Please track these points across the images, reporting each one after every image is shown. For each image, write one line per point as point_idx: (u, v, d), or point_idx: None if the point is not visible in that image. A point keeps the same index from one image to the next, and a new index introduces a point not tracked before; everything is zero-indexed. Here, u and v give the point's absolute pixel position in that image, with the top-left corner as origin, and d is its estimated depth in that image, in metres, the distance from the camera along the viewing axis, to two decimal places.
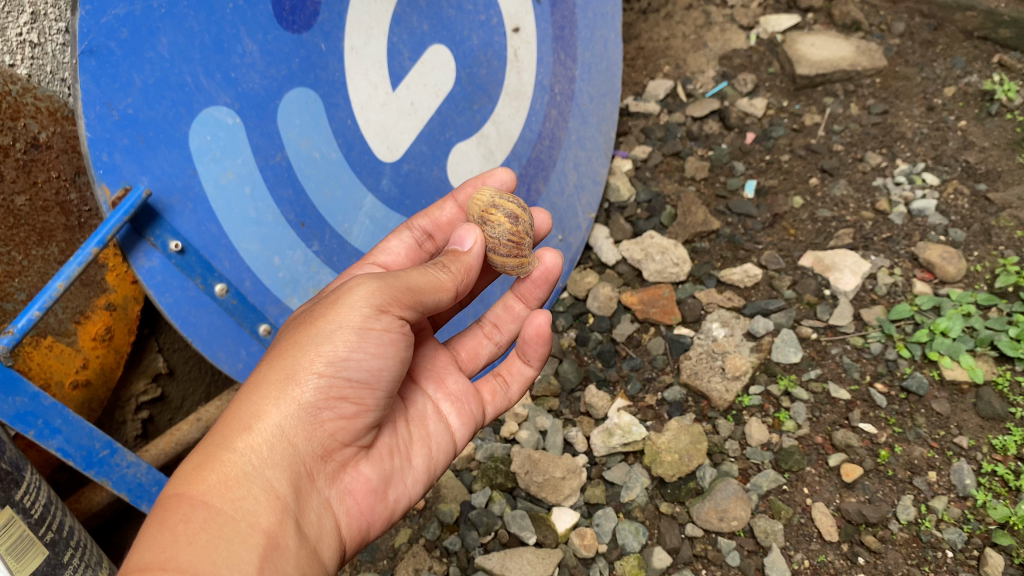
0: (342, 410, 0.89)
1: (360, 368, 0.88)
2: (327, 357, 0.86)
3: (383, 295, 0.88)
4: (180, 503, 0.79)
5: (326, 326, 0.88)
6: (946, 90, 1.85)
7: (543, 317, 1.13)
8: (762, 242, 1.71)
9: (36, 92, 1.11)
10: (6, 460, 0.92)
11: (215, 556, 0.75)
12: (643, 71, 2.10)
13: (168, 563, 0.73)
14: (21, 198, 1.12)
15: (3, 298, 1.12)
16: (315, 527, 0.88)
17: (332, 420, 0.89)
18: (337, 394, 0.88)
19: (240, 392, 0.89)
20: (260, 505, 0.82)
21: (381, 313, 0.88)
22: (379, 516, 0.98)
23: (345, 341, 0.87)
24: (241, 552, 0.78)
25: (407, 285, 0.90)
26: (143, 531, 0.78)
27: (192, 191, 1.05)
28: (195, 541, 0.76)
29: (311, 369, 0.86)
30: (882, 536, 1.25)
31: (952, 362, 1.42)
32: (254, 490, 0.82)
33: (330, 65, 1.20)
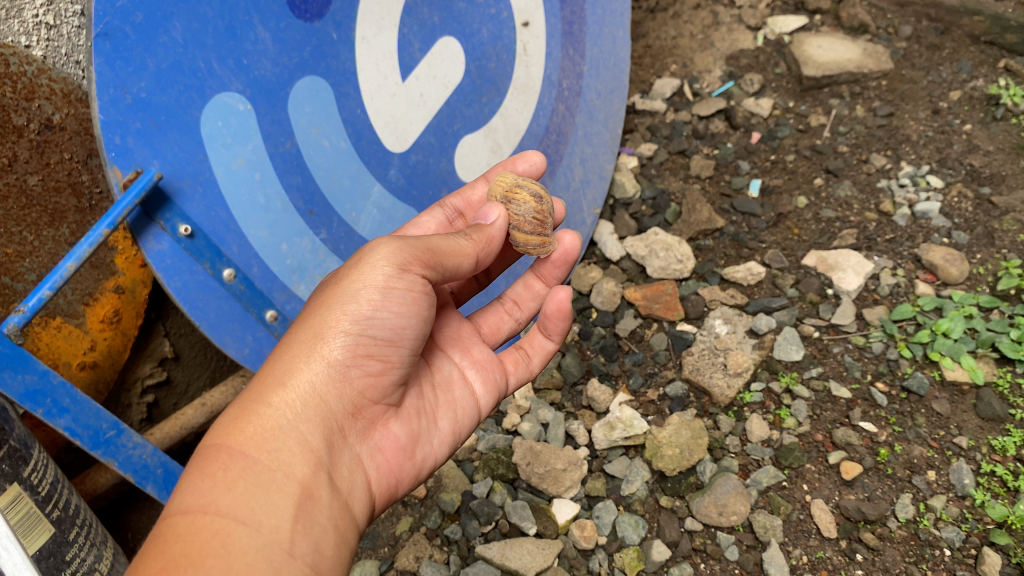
0: (370, 367, 0.90)
1: (385, 326, 0.89)
2: (353, 315, 0.88)
3: (405, 255, 0.90)
4: (219, 454, 0.81)
5: (351, 286, 0.89)
6: (952, 94, 1.86)
7: (564, 293, 1.14)
8: (765, 241, 1.72)
9: (51, 74, 1.12)
10: (15, 437, 0.94)
11: (253, 502, 0.77)
12: (651, 69, 2.11)
13: (208, 508, 0.76)
14: (34, 178, 1.13)
15: (13, 277, 1.14)
16: (349, 481, 0.89)
17: (361, 378, 0.90)
18: (365, 352, 0.89)
19: (272, 353, 0.91)
20: (295, 456, 0.83)
21: (404, 272, 0.90)
22: (407, 475, 0.98)
23: (370, 299, 0.88)
24: (278, 499, 0.79)
25: (428, 245, 0.91)
26: (184, 480, 0.80)
27: (203, 175, 1.06)
28: (233, 489, 0.78)
29: (339, 327, 0.88)
30: (881, 534, 1.26)
31: (953, 363, 1.42)
32: (290, 442, 0.83)
33: (341, 55, 1.21)
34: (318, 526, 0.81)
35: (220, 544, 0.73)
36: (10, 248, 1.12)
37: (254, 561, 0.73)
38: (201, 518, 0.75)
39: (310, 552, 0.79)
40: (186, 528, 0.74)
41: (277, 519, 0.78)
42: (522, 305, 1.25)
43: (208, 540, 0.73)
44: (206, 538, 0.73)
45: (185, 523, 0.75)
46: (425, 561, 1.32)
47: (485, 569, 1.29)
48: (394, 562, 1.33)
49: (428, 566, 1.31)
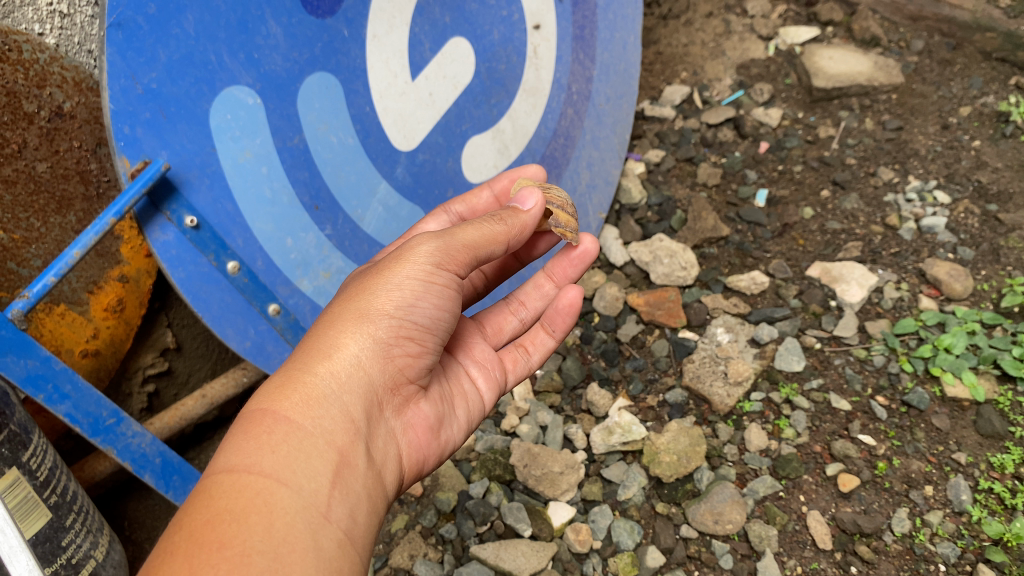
0: (409, 349, 0.89)
1: (425, 314, 0.89)
2: (398, 299, 0.87)
3: (446, 252, 0.89)
4: (262, 417, 0.78)
5: (395, 273, 0.88)
6: (962, 109, 1.85)
7: (575, 291, 1.17)
8: (770, 251, 1.72)
9: (63, 62, 1.13)
10: (15, 422, 0.95)
11: (296, 466, 0.75)
12: (661, 76, 2.11)
13: (251, 468, 0.73)
14: (43, 164, 1.14)
15: (18, 263, 1.14)
16: (383, 457, 0.87)
17: (401, 357, 0.89)
18: (407, 334, 0.88)
19: (315, 327, 0.89)
20: (338, 424, 0.80)
21: (441, 269, 0.89)
22: (432, 454, 0.98)
23: (413, 286, 0.87)
24: (320, 464, 0.77)
25: (468, 240, 0.91)
26: (227, 439, 0.77)
27: (210, 168, 1.06)
28: (277, 451, 0.75)
29: (384, 310, 0.86)
30: (876, 547, 1.26)
31: (954, 379, 1.42)
32: (333, 411, 0.81)
33: (352, 52, 1.21)
34: (355, 495, 0.79)
35: (263, 504, 0.71)
36: (17, 234, 1.13)
37: (295, 523, 0.71)
38: (245, 478, 0.72)
39: (347, 520, 0.77)
40: (230, 487, 0.72)
41: (318, 484, 0.75)
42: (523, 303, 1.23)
43: (249, 499, 0.71)
44: (249, 496, 0.71)
45: (229, 481, 0.72)
46: (419, 560, 1.32)
47: (479, 569, 1.28)
48: (388, 559, 1.33)
49: (421, 565, 1.31)
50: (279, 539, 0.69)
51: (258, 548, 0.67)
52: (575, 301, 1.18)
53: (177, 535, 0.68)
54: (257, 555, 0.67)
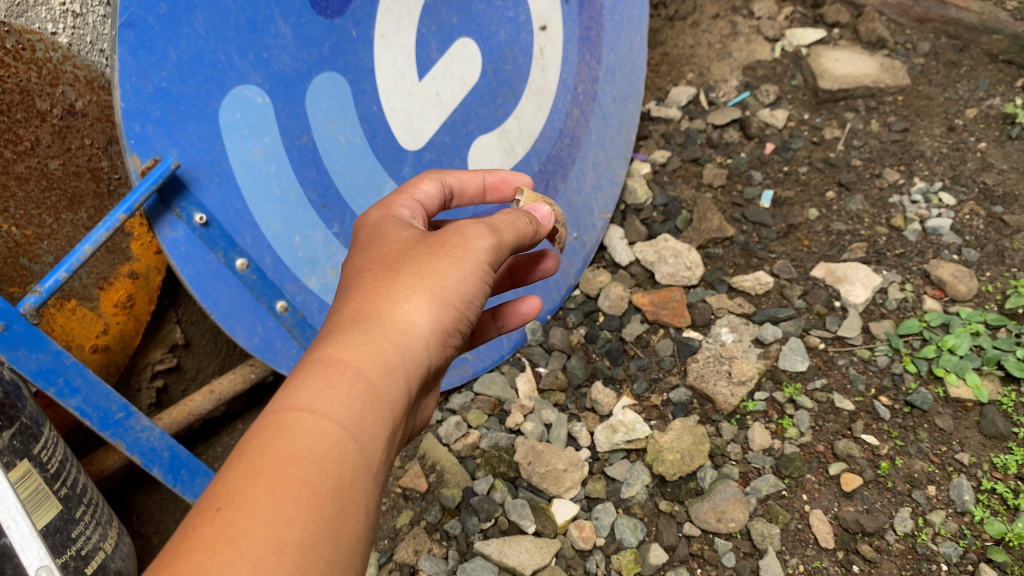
0: (456, 335, 0.85)
1: (476, 307, 0.86)
2: (468, 283, 0.83)
3: (497, 252, 0.87)
4: (332, 363, 0.71)
5: (461, 253, 0.84)
6: (968, 111, 1.86)
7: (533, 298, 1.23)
8: (775, 251, 1.73)
9: (76, 61, 1.15)
10: (27, 415, 0.96)
11: (368, 422, 0.69)
12: (667, 77, 2.12)
13: (331, 421, 0.67)
14: (55, 162, 1.15)
15: (30, 259, 1.16)
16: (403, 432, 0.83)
17: (451, 343, 0.85)
18: (462, 320, 0.85)
19: (378, 279, 0.82)
20: (405, 387, 0.76)
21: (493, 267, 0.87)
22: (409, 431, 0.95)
23: (478, 276, 0.84)
24: (385, 423, 0.72)
25: (512, 239, 0.89)
26: (295, 379, 0.70)
27: (219, 166, 1.08)
28: (353, 403, 0.69)
29: (453, 287, 0.82)
30: (878, 546, 1.27)
31: (957, 380, 1.42)
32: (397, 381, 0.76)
33: (359, 52, 1.23)
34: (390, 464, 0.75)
35: (339, 455, 0.65)
36: (29, 230, 1.15)
37: (361, 480, 0.66)
38: (319, 421, 0.66)
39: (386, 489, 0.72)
40: (302, 426, 0.65)
41: (379, 453, 0.70)
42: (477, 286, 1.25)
43: (329, 456, 0.65)
44: (327, 450, 0.65)
45: (303, 419, 0.66)
46: (423, 555, 1.33)
47: (483, 565, 1.30)
48: (393, 555, 1.34)
49: (426, 560, 1.32)
50: (348, 493, 0.65)
51: (334, 498, 0.63)
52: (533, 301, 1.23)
53: (249, 465, 0.62)
54: (329, 502, 0.62)
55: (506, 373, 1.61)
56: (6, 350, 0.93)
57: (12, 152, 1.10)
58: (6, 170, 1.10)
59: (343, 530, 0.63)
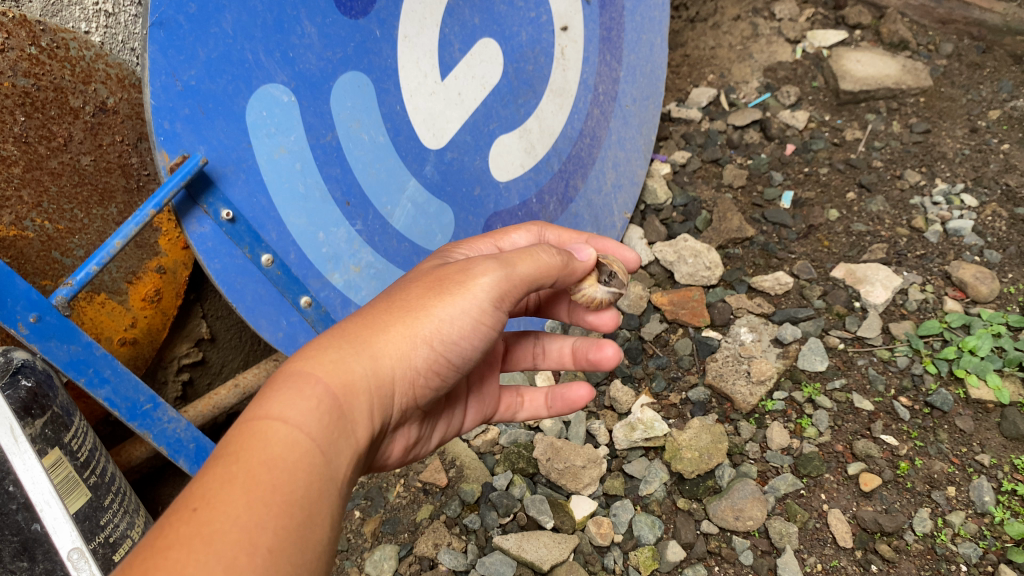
0: (429, 379, 0.85)
1: (455, 352, 0.85)
2: (446, 328, 0.82)
3: (505, 289, 0.84)
4: (311, 379, 0.72)
5: (455, 296, 0.82)
6: (991, 113, 1.85)
7: (613, 352, 1.13)
8: (795, 252, 1.73)
9: (108, 59, 1.18)
10: (57, 404, 0.99)
11: (333, 445, 0.70)
12: (687, 79, 2.13)
13: (292, 424, 0.68)
14: (87, 158, 1.18)
15: (62, 253, 1.18)
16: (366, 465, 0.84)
17: (420, 383, 0.85)
18: (436, 365, 0.84)
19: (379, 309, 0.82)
20: (364, 423, 0.76)
21: (497, 307, 0.85)
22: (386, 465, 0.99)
23: (465, 319, 0.83)
24: (347, 454, 0.72)
25: (525, 278, 0.86)
26: (270, 393, 0.71)
27: (246, 163, 1.10)
28: (324, 421, 0.70)
29: (432, 333, 0.81)
30: (897, 546, 1.26)
31: (978, 381, 1.42)
32: (365, 407, 0.77)
33: (383, 51, 1.25)
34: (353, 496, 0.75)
35: (308, 469, 0.66)
36: (61, 225, 1.17)
37: (327, 499, 0.67)
38: (296, 434, 0.67)
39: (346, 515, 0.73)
40: (281, 438, 0.66)
41: (342, 462, 0.70)
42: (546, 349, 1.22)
43: (298, 468, 0.65)
44: (298, 459, 0.65)
45: (282, 432, 0.66)
46: (443, 549, 1.34)
47: (502, 559, 1.31)
48: (413, 548, 1.36)
49: (446, 554, 1.33)
50: (315, 510, 0.65)
51: (302, 510, 0.63)
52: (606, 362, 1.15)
53: (229, 467, 0.62)
54: (298, 515, 0.62)
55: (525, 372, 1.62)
56: (38, 341, 0.96)
57: (46, 148, 1.13)
58: (40, 165, 1.13)
59: (309, 548, 0.62)
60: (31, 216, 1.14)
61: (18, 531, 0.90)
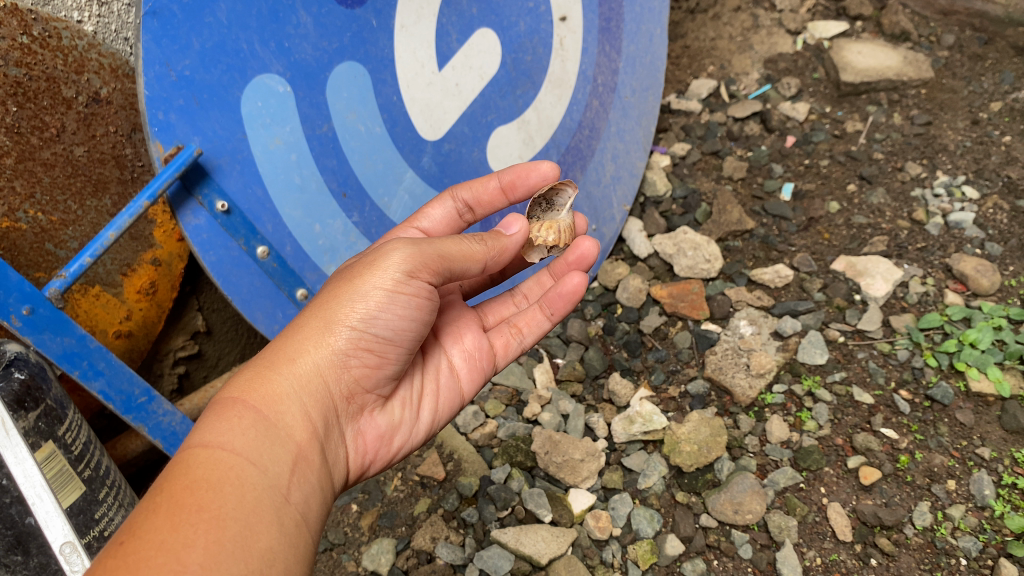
0: (367, 360, 0.93)
1: (384, 326, 0.91)
2: (361, 310, 0.89)
3: (419, 262, 0.90)
4: (233, 404, 0.83)
5: (364, 282, 0.90)
6: (992, 105, 1.84)
7: (590, 244, 1.22)
8: (796, 244, 1.72)
9: (101, 49, 1.17)
10: (51, 397, 0.98)
11: (263, 450, 0.80)
12: (688, 70, 2.12)
13: (226, 446, 0.78)
14: (80, 149, 1.17)
15: (56, 245, 1.18)
16: (335, 458, 0.92)
17: (356, 367, 0.93)
18: (367, 346, 0.92)
19: (293, 322, 0.93)
20: (297, 421, 0.85)
21: (412, 278, 0.90)
22: (381, 458, 1.03)
23: (378, 297, 0.90)
24: (282, 452, 0.82)
25: (444, 253, 0.91)
26: (201, 421, 0.83)
27: (241, 154, 1.09)
28: (247, 434, 0.80)
29: (347, 321, 0.90)
30: (897, 540, 1.25)
31: (979, 374, 1.41)
32: (293, 409, 0.86)
33: (380, 42, 1.24)
34: (310, 487, 0.83)
35: (235, 478, 0.75)
36: (55, 216, 1.17)
37: (263, 497, 0.76)
38: (219, 453, 0.77)
39: (304, 506, 0.81)
40: (204, 460, 0.77)
41: (280, 467, 0.80)
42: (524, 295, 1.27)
43: (224, 481, 0.75)
44: (223, 470, 0.76)
45: (204, 454, 0.77)
46: (440, 542, 1.34)
47: (499, 553, 1.31)
48: (410, 541, 1.36)
49: (443, 548, 1.34)
50: (249, 509, 0.74)
51: (232, 515, 0.72)
52: (587, 257, 1.23)
53: (157, 496, 0.72)
54: (230, 521, 0.72)
55: (523, 364, 1.62)
56: (31, 333, 0.96)
57: (38, 139, 1.12)
58: (33, 156, 1.12)
59: (249, 543, 0.71)
60: (24, 207, 1.13)
61: (12, 525, 0.88)
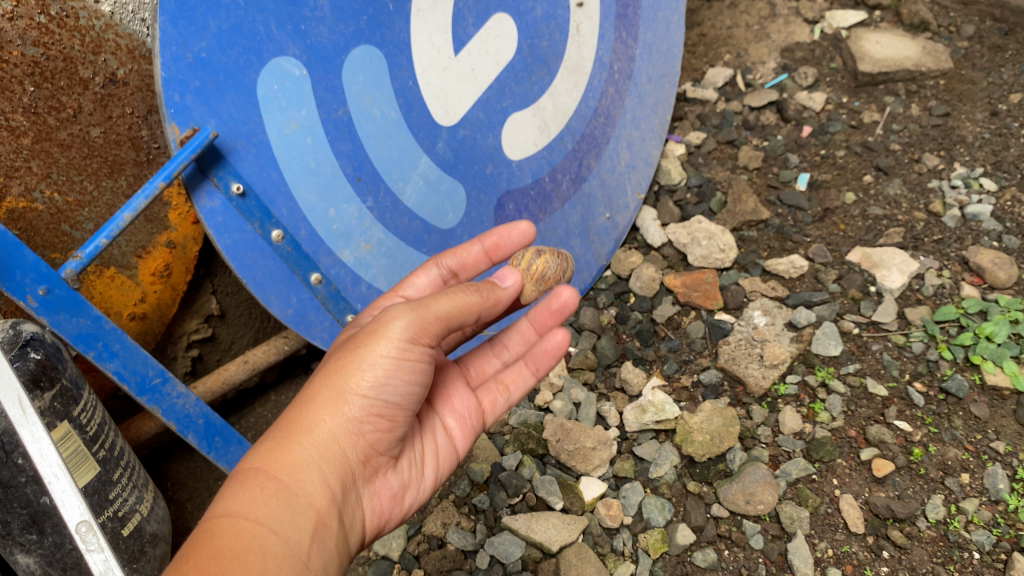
0: (380, 425, 0.92)
1: (395, 392, 0.90)
2: (371, 379, 0.88)
3: (419, 328, 0.88)
4: (256, 473, 0.82)
5: (370, 351, 0.88)
6: (1012, 96, 1.82)
7: (570, 293, 1.12)
8: (811, 235, 1.71)
9: (118, 30, 1.16)
10: (67, 377, 0.98)
11: (284, 518, 0.80)
12: (704, 58, 2.11)
13: (248, 516, 0.78)
14: (96, 130, 1.17)
15: (71, 226, 1.19)
16: (350, 522, 0.92)
17: (372, 433, 0.92)
18: (379, 413, 0.90)
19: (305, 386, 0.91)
20: (318, 486, 0.85)
21: (415, 343, 0.89)
22: (394, 514, 1.03)
23: (387, 367, 0.88)
24: (303, 520, 0.81)
25: (442, 313, 0.89)
26: (223, 489, 0.82)
27: (257, 137, 1.09)
28: (269, 504, 0.80)
29: (358, 390, 0.88)
30: (909, 532, 1.25)
31: (994, 367, 1.40)
32: (313, 477, 0.84)
33: (396, 25, 1.23)
34: (330, 553, 0.84)
35: (258, 549, 0.75)
36: (70, 197, 1.17)
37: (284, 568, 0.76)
38: (242, 523, 0.77)
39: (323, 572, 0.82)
40: (228, 528, 0.76)
41: (302, 535, 0.80)
42: (508, 347, 1.19)
43: (248, 552, 0.74)
44: (245, 540, 0.75)
45: (229, 523, 0.77)
46: (451, 528, 1.34)
47: (510, 539, 1.31)
48: (421, 526, 1.36)
49: (454, 533, 1.34)
50: None
51: None
52: (568, 305, 1.13)
53: (184, 566, 0.72)
54: None
55: None
56: (47, 314, 0.96)
57: (55, 119, 1.12)
58: (49, 136, 1.12)
59: None
60: (40, 187, 1.13)
61: (26, 504, 0.92)
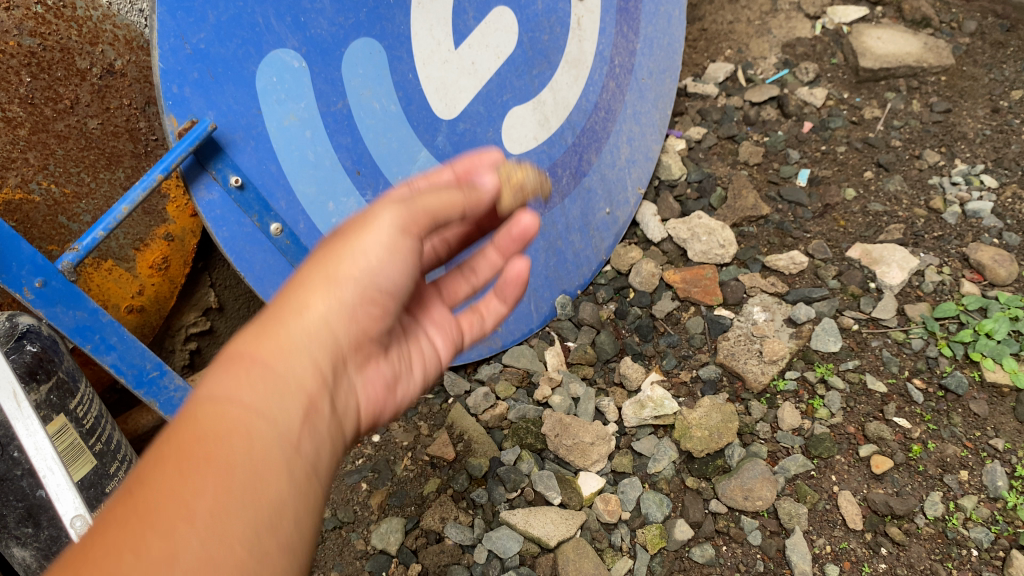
0: (375, 312, 0.74)
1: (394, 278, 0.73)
2: (368, 264, 0.70)
3: (410, 225, 0.72)
4: (239, 354, 0.65)
5: (354, 245, 0.70)
6: (1014, 93, 1.82)
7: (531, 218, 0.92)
8: (811, 231, 1.70)
9: (116, 20, 1.15)
10: (63, 370, 0.98)
11: (274, 396, 0.64)
12: (705, 53, 2.09)
13: (235, 400, 0.62)
14: (94, 121, 1.17)
15: (69, 218, 1.18)
16: (342, 412, 0.75)
17: (368, 317, 0.74)
18: (376, 304, 0.73)
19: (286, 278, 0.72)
20: (309, 372, 0.68)
21: (405, 245, 0.72)
22: (387, 409, 0.87)
23: (383, 266, 0.71)
24: (293, 401, 0.65)
25: (433, 209, 0.73)
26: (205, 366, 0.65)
27: (256, 129, 1.08)
28: (257, 383, 0.64)
29: (352, 274, 0.69)
30: (908, 529, 1.24)
31: (994, 365, 1.41)
32: (303, 360, 0.67)
33: (397, 18, 1.22)
34: (322, 438, 0.68)
35: (246, 439, 0.60)
36: (68, 189, 1.17)
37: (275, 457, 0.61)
38: (229, 408, 0.61)
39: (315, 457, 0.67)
40: (212, 415, 0.60)
41: (293, 418, 0.65)
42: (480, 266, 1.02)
43: (226, 456, 0.58)
44: (230, 431, 0.60)
45: (216, 409, 0.61)
46: (449, 523, 1.34)
47: (508, 534, 1.31)
48: (419, 521, 1.35)
49: (452, 528, 1.33)
50: (262, 468, 0.60)
51: (241, 493, 0.57)
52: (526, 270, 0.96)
53: (161, 447, 0.58)
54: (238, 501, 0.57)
55: (534, 347, 1.62)
56: (44, 306, 0.96)
57: (52, 110, 1.11)
58: (46, 127, 1.12)
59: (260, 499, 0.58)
60: (37, 179, 1.13)
61: (23, 497, 0.92)
